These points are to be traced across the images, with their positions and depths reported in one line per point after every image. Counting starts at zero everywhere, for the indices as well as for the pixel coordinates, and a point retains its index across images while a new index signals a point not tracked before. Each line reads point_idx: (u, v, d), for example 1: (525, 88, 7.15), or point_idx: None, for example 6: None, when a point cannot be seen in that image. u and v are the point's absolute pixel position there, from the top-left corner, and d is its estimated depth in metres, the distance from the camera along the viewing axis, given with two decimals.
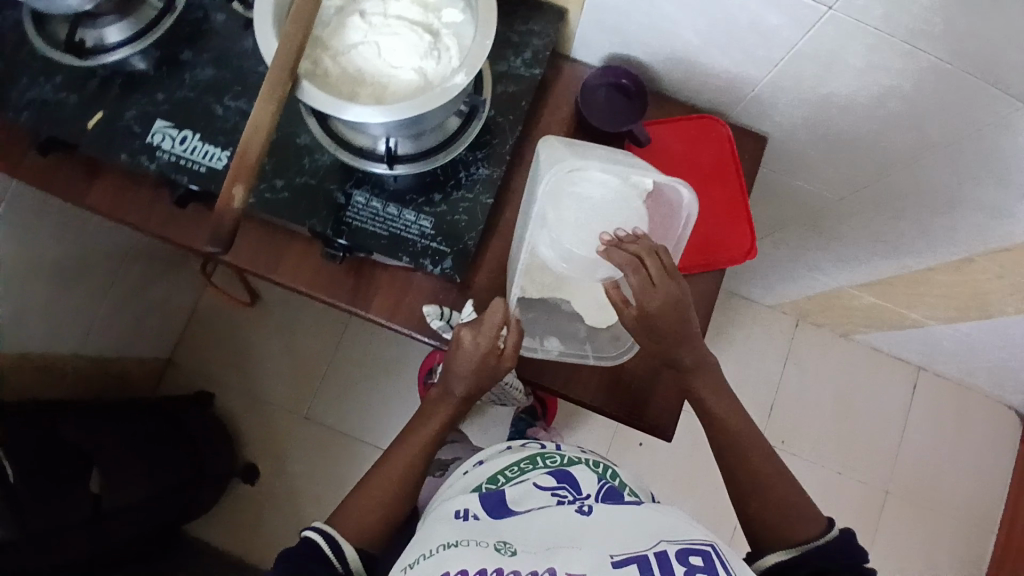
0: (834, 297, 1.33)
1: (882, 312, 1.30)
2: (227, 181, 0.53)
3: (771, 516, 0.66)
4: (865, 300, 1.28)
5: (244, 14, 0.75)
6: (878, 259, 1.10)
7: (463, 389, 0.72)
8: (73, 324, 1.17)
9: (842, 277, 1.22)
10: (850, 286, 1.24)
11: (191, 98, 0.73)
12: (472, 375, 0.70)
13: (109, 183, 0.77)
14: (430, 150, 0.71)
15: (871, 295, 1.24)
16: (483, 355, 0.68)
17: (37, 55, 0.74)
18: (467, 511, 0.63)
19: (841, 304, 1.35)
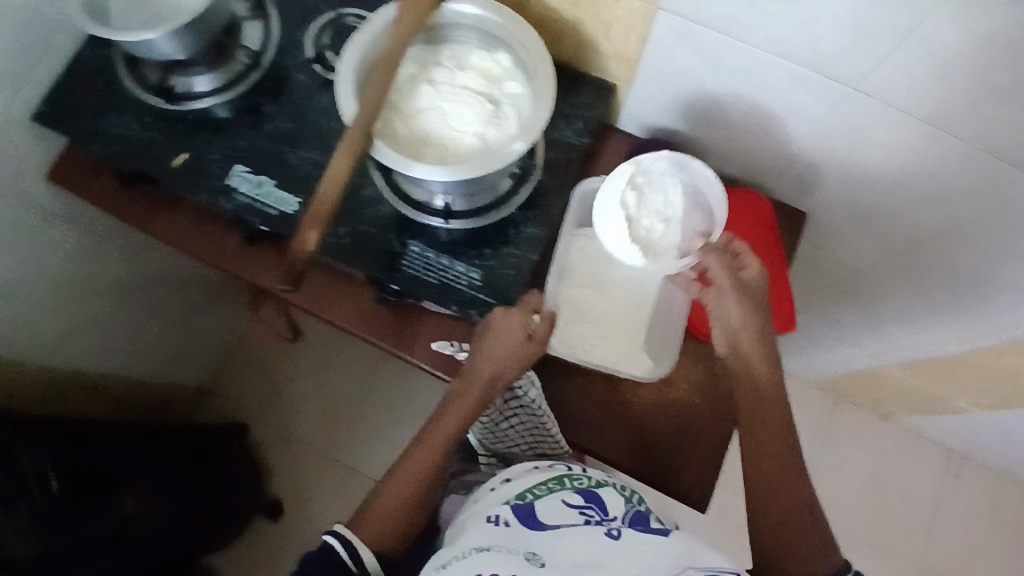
0: (873, 376, 1.30)
1: (921, 394, 1.27)
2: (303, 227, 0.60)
3: (787, 530, 0.64)
4: (904, 381, 1.25)
5: (323, 75, 0.79)
6: (918, 338, 1.09)
7: (485, 377, 0.71)
8: (127, 348, 1.21)
9: (880, 355, 1.20)
10: (890, 366, 1.22)
11: (270, 148, 0.78)
12: (499, 354, 0.70)
13: (185, 218, 0.83)
14: (482, 207, 0.76)
15: (910, 376, 1.22)
16: (513, 332, 0.69)
17: (135, 99, 0.81)
18: (499, 518, 0.65)
19: (881, 384, 1.32)
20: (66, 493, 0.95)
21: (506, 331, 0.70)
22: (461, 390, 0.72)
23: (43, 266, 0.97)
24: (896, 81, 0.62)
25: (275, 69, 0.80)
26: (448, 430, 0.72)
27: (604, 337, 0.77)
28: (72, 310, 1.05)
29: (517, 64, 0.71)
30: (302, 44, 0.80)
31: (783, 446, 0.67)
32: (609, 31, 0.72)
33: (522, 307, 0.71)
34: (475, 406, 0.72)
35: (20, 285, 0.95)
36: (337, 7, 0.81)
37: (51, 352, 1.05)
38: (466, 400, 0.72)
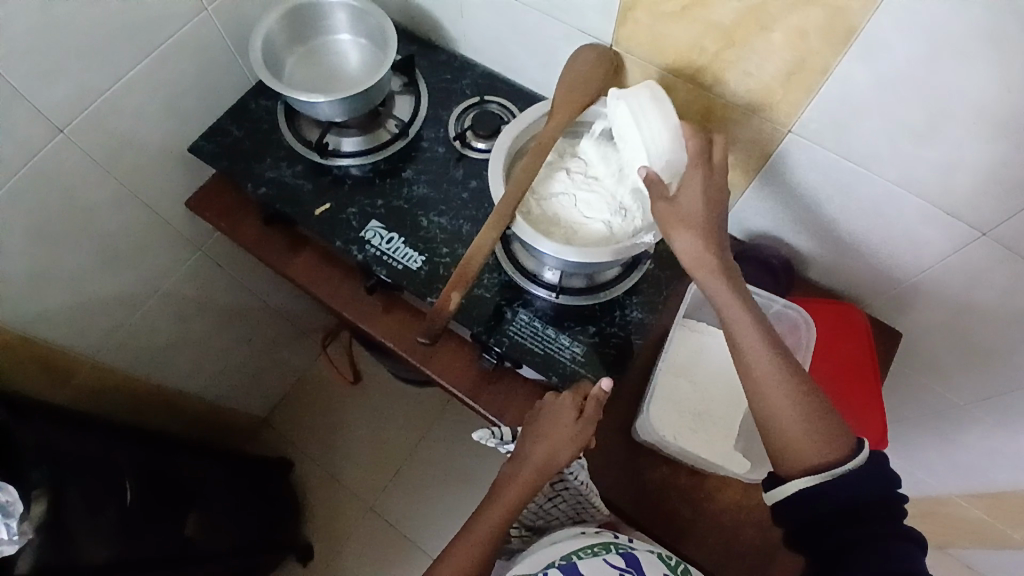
0: (937, 506, 1.27)
1: (990, 532, 1.23)
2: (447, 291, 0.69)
3: (786, 445, 0.62)
4: (973, 515, 1.21)
5: (460, 150, 0.88)
6: (995, 473, 1.07)
7: (534, 461, 0.68)
8: (211, 367, 1.26)
9: (951, 484, 1.18)
10: (959, 497, 1.19)
11: (404, 208, 0.85)
12: (549, 434, 0.68)
13: (308, 260, 0.90)
14: (593, 288, 0.81)
15: (980, 511, 1.19)
16: (565, 411, 0.69)
17: (289, 148, 0.90)
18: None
19: (945, 515, 1.28)
20: (142, 506, 0.93)
21: (558, 413, 0.69)
22: (507, 479, 0.69)
23: (162, 284, 1.02)
24: (1018, 227, 0.66)
25: (418, 140, 0.90)
26: (498, 520, 0.68)
27: (698, 430, 0.77)
28: (174, 326, 1.10)
29: None
30: (447, 122, 0.91)
31: (766, 361, 0.62)
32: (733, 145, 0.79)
33: (574, 390, 0.71)
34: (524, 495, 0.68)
35: (140, 297, 1.00)
36: (481, 95, 0.91)
37: (147, 363, 1.09)
38: (515, 487, 0.68)
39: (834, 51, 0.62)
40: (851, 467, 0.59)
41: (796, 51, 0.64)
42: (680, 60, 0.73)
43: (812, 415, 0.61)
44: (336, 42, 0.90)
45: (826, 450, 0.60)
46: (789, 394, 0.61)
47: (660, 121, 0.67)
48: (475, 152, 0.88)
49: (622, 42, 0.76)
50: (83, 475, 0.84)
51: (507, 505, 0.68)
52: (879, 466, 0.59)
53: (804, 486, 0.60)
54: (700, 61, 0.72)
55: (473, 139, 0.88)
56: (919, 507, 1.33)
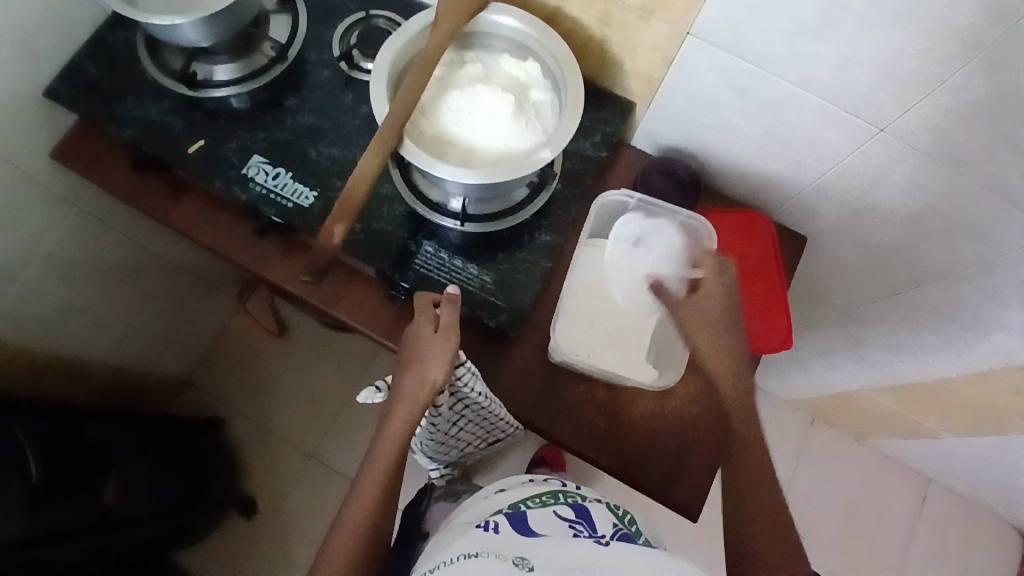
0: (852, 399, 1.35)
1: (899, 418, 1.32)
2: (331, 220, 0.65)
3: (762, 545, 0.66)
4: (883, 405, 1.30)
5: (347, 73, 0.81)
6: (900, 365, 1.14)
7: (410, 387, 0.67)
8: (116, 331, 1.17)
9: (863, 379, 1.25)
10: (871, 390, 1.27)
11: (290, 141, 0.78)
12: (421, 357, 0.67)
13: (191, 205, 0.82)
14: (498, 212, 0.77)
15: (890, 401, 1.27)
16: (423, 325, 0.68)
17: (151, 80, 0.80)
18: (489, 524, 0.67)
19: (859, 407, 1.37)
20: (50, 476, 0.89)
21: (419, 332, 0.68)
22: (389, 410, 0.68)
23: (35, 244, 0.92)
24: (911, 118, 0.66)
25: (300, 64, 0.81)
26: (390, 451, 0.67)
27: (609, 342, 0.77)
28: (60, 289, 1.00)
29: (545, 76, 0.72)
30: (330, 42, 0.82)
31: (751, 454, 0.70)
32: (635, 51, 0.75)
33: (423, 303, 0.70)
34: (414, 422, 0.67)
35: (9, 262, 0.90)
36: (366, 10, 0.83)
37: (34, 333, 0.99)
38: (399, 417, 0.67)
39: None
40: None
41: None
42: None
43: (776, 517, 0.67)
44: None
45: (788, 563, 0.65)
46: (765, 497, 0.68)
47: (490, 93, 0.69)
48: (363, 74, 0.81)
49: None
50: None
51: (396, 437, 0.67)
52: None
53: None
54: None
55: (361, 60, 0.81)
56: (836, 402, 1.42)
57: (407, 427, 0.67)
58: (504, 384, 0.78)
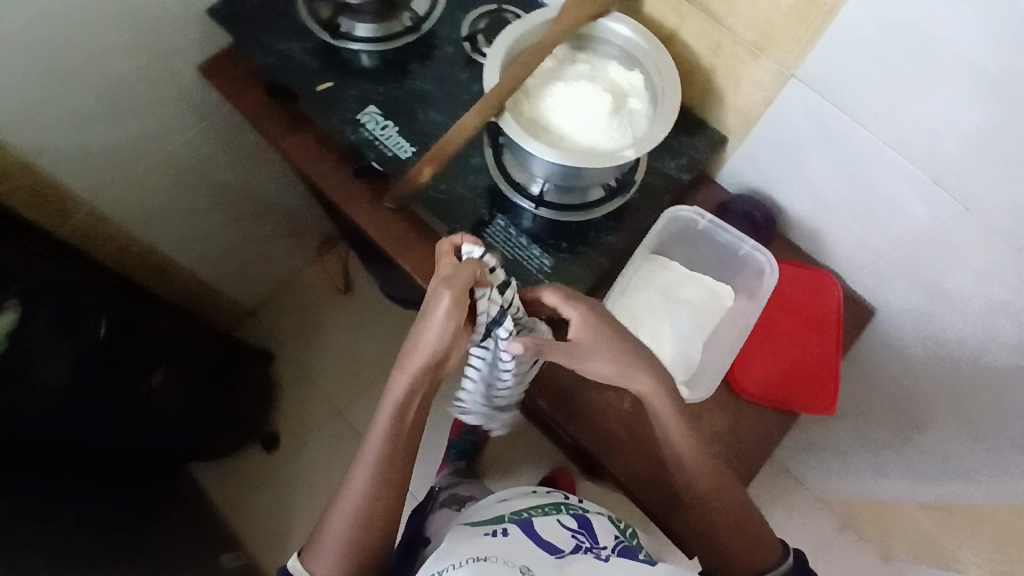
0: (888, 506, 1.27)
1: (934, 541, 1.23)
2: (422, 162, 0.75)
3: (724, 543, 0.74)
4: (920, 521, 1.22)
5: (468, 53, 0.88)
6: (946, 477, 1.07)
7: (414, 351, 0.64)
8: (206, 244, 1.28)
9: (903, 486, 1.18)
10: (909, 500, 1.19)
11: (404, 100, 0.86)
12: (428, 317, 0.63)
13: (304, 137, 0.91)
14: (573, 205, 0.81)
15: (927, 518, 1.19)
16: (443, 271, 0.62)
17: (302, 24, 0.90)
18: (499, 530, 0.73)
19: (893, 517, 1.29)
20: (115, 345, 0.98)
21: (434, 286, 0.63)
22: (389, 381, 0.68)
23: (166, 145, 1.04)
24: (1000, 202, 0.65)
25: (430, 37, 0.90)
26: (386, 429, 0.68)
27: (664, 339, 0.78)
28: (172, 190, 1.12)
29: (647, 88, 0.76)
30: (460, 23, 0.90)
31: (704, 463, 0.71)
32: (738, 85, 0.78)
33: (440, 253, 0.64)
34: (415, 394, 0.67)
35: (142, 153, 1.02)
36: (499, 3, 0.91)
37: (140, 222, 1.11)
38: (393, 396, 0.67)
39: None
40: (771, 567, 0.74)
41: None
42: None
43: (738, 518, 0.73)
44: None
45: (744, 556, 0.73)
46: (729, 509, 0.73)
47: (588, 91, 0.74)
48: (482, 57, 0.88)
49: None
50: (54, 304, 0.86)
51: (388, 413, 0.68)
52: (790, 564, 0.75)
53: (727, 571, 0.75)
54: None
55: (483, 44, 0.88)
56: (869, 506, 1.34)
57: (400, 404, 0.68)
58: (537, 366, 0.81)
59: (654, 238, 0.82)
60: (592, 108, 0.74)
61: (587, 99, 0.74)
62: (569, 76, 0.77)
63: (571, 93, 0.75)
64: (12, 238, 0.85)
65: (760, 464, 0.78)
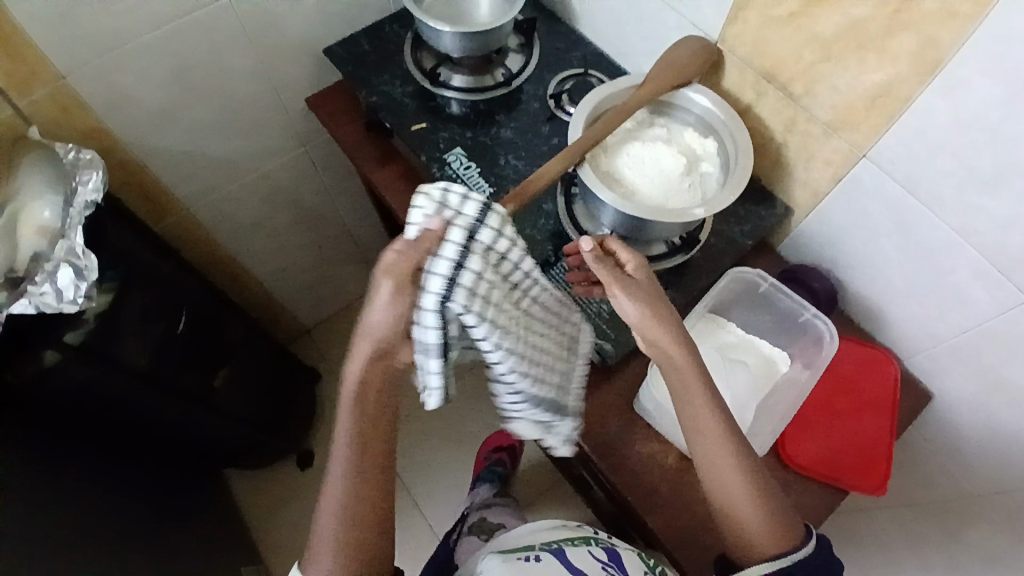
0: None
1: None
2: None
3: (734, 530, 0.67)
4: None
5: (552, 109, 0.96)
6: None
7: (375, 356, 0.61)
8: (279, 260, 1.37)
9: None
10: None
11: (488, 146, 0.93)
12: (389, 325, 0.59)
13: (391, 169, 0.99)
14: (636, 256, 0.84)
15: None
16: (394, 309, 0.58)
17: (405, 69, 0.99)
18: (533, 556, 0.79)
19: None
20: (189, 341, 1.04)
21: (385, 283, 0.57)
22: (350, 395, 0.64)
23: (264, 165, 1.13)
24: None
25: (519, 92, 0.98)
26: (350, 437, 0.65)
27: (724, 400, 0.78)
28: (261, 208, 1.21)
29: (719, 155, 0.81)
30: (548, 82, 0.98)
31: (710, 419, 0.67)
32: (807, 161, 0.82)
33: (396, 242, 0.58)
34: (372, 407, 0.65)
35: (244, 170, 1.11)
36: (586, 68, 0.99)
37: (227, 233, 1.20)
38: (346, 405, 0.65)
39: (919, 80, 0.65)
40: (802, 554, 0.65)
41: (888, 75, 0.67)
42: (777, 66, 0.78)
43: (754, 494, 0.66)
44: None
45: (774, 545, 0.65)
46: (741, 480, 0.66)
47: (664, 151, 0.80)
48: (565, 114, 0.95)
49: (728, 39, 0.81)
50: (146, 293, 0.93)
51: (348, 423, 0.65)
52: (822, 553, 0.67)
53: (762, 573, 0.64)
54: (794, 69, 0.76)
55: (566, 103, 0.95)
56: None
57: (363, 422, 0.65)
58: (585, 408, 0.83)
59: (712, 295, 0.84)
60: (667, 166, 0.79)
61: (664, 158, 0.79)
62: (647, 137, 0.82)
63: (648, 151, 0.80)
64: (125, 225, 0.92)
65: None
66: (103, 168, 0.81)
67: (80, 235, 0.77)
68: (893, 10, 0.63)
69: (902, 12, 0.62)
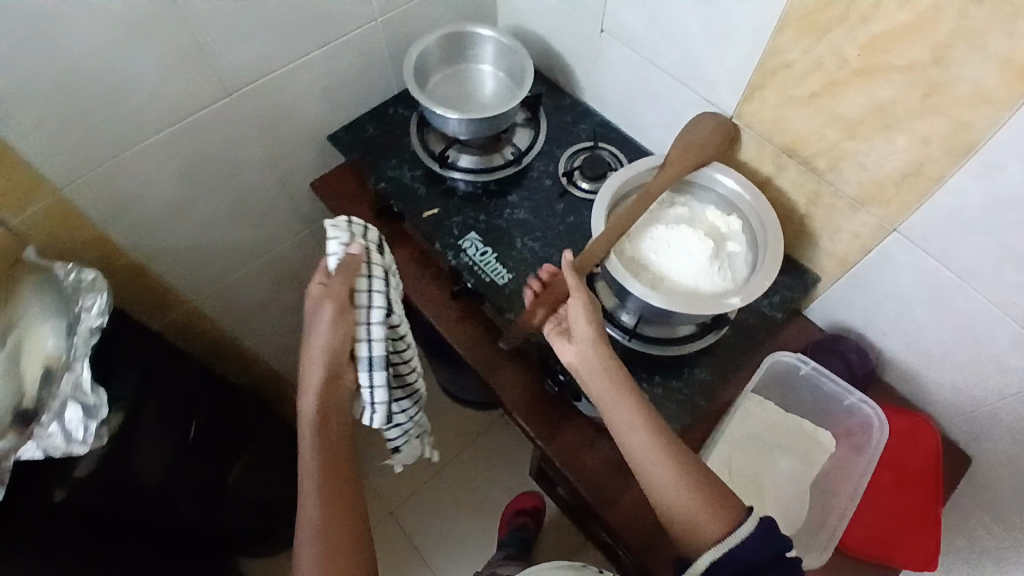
0: None
1: None
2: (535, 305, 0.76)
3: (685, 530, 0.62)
4: None
5: (565, 185, 0.94)
6: None
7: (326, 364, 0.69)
8: (286, 338, 1.33)
9: None
10: None
11: (504, 229, 0.91)
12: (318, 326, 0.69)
13: (404, 254, 0.97)
14: (666, 339, 0.82)
15: None
16: (311, 308, 0.69)
17: (413, 153, 0.98)
18: None
19: None
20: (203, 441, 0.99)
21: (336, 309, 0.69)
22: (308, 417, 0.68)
23: (270, 250, 1.10)
24: None
25: (530, 169, 0.96)
26: (314, 472, 0.65)
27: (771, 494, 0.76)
28: (268, 291, 1.17)
29: (744, 233, 0.79)
30: (559, 158, 0.97)
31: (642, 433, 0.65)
32: (833, 232, 0.81)
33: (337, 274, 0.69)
34: (320, 437, 0.67)
35: (251, 258, 1.08)
36: (596, 141, 0.98)
37: (233, 320, 1.16)
38: (306, 429, 0.67)
39: (951, 161, 0.63)
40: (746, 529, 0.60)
41: (914, 153, 0.65)
42: (798, 143, 0.76)
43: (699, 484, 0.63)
44: (478, 71, 0.99)
45: (714, 524, 0.61)
46: (675, 471, 0.63)
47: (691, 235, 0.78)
48: (579, 191, 0.94)
49: (745, 116, 0.80)
50: (163, 399, 0.91)
51: (310, 454, 0.66)
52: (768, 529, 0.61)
53: (715, 557, 0.60)
54: (816, 146, 0.75)
55: (579, 178, 0.94)
56: None
57: (318, 457, 0.66)
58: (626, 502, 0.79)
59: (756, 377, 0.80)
60: (696, 250, 0.77)
61: (691, 240, 0.77)
62: (670, 218, 0.80)
63: (673, 234, 0.78)
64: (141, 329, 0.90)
65: None
66: (107, 290, 0.77)
67: (88, 367, 0.75)
68: (925, 93, 0.61)
69: (934, 95, 0.60)
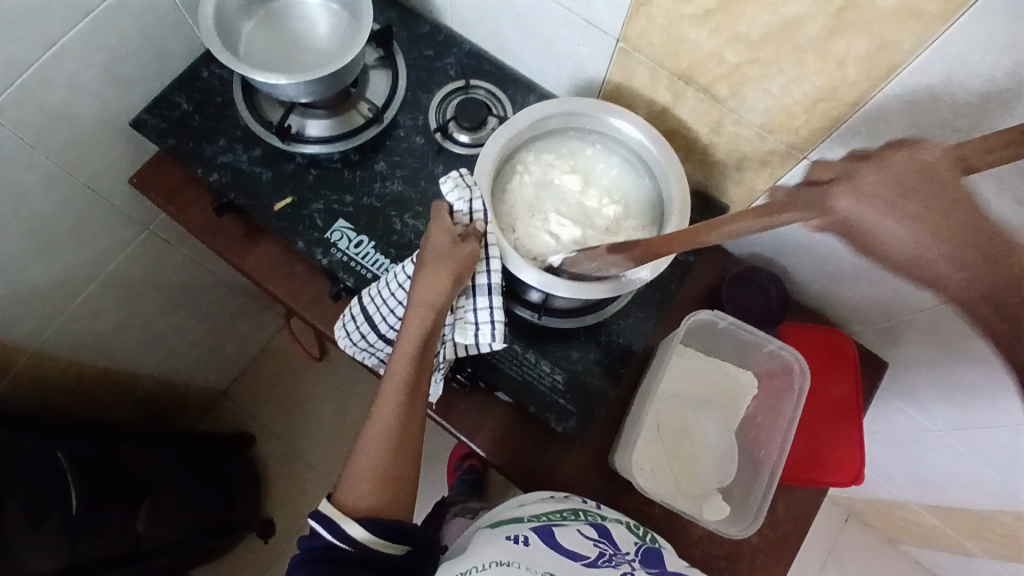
0: (900, 531, 1.26)
1: (952, 562, 1.22)
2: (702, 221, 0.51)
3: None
4: (935, 545, 1.21)
5: (440, 142, 0.79)
6: (961, 520, 1.05)
7: (425, 299, 0.60)
8: (163, 345, 1.15)
9: (916, 519, 1.16)
10: (921, 530, 1.18)
11: (376, 208, 0.77)
12: (429, 261, 0.61)
13: (265, 252, 0.81)
14: (581, 309, 0.74)
15: (941, 544, 1.18)
16: (440, 249, 0.61)
17: (246, 127, 0.79)
18: (519, 535, 0.60)
19: (907, 541, 1.28)
20: (91, 505, 0.86)
21: (437, 241, 0.61)
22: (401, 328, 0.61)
23: (100, 267, 0.91)
24: None
25: (394, 127, 0.80)
26: (399, 394, 0.61)
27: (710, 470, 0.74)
28: (117, 307, 0.98)
29: (645, 187, 0.71)
30: (427, 108, 0.81)
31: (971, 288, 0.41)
32: (741, 161, 0.71)
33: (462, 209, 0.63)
34: (415, 369, 0.61)
35: (79, 282, 0.89)
36: (467, 79, 0.82)
37: (82, 348, 0.97)
38: (404, 353, 0.61)
39: (873, 84, 0.55)
40: None
41: (831, 77, 0.57)
42: (695, 68, 0.65)
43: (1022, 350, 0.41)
44: (303, 7, 0.78)
45: None
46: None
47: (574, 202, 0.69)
48: (456, 147, 0.79)
49: (632, 40, 0.67)
50: (24, 486, 0.77)
51: (402, 378, 0.61)
52: None
53: None
54: (717, 72, 0.64)
55: (455, 131, 0.79)
56: (882, 528, 1.32)
57: (409, 380, 0.61)
58: (559, 485, 0.74)
59: (682, 335, 0.73)
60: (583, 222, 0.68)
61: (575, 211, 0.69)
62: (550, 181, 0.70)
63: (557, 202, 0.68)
64: None
65: (797, 543, 0.76)
66: None
67: None
68: (838, 10, 0.51)
69: (851, 12, 0.51)
